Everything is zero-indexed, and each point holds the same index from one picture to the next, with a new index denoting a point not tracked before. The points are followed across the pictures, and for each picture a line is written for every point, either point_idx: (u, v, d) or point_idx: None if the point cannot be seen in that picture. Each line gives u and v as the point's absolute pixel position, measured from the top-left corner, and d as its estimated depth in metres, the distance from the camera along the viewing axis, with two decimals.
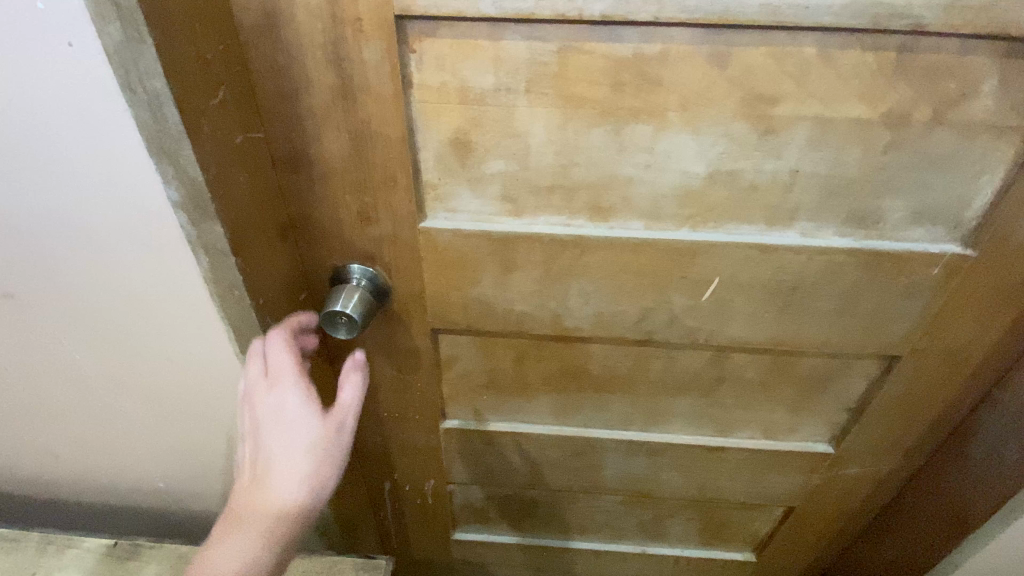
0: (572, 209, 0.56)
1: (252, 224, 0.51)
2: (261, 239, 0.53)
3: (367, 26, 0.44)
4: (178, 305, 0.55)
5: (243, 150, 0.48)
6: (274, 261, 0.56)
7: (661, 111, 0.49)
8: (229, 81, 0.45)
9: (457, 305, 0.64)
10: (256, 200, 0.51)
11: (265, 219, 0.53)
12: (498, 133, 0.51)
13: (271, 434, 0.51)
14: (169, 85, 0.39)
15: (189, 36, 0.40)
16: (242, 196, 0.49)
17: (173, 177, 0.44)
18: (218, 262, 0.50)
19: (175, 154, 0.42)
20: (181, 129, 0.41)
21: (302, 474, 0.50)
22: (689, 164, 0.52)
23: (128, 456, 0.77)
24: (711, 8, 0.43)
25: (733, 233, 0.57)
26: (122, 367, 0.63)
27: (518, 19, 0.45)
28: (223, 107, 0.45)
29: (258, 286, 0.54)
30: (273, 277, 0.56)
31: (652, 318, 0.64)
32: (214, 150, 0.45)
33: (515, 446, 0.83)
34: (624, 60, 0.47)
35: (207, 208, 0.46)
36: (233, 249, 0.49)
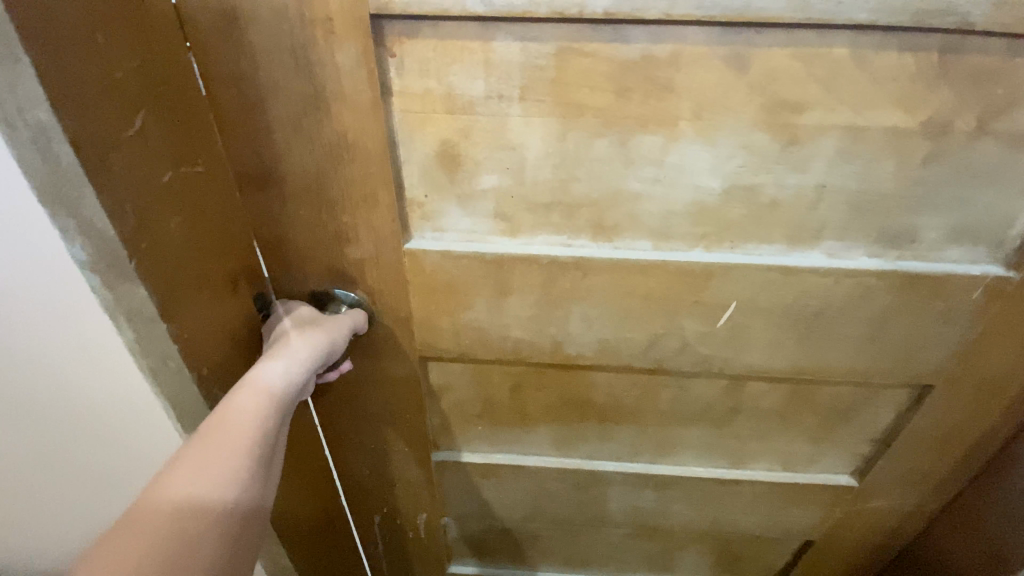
0: (573, 227, 0.51)
1: (191, 279, 0.45)
2: (203, 291, 0.47)
3: (339, 26, 0.39)
4: (89, 356, 0.47)
5: (173, 188, 0.42)
6: (223, 313, 0.50)
7: (672, 120, 0.44)
8: (149, 105, 0.38)
9: (448, 332, 0.58)
10: (196, 244, 0.45)
11: (211, 267, 0.47)
12: (491, 144, 0.46)
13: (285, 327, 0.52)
14: (58, 117, 0.32)
15: (91, 52, 0.34)
16: (172, 245, 0.42)
17: (76, 233, 0.37)
18: (146, 330, 0.43)
19: (73, 202, 0.35)
20: (79, 171, 0.34)
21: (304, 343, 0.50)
22: (702, 178, 0.47)
23: (52, 512, 0.68)
24: (729, 4, 0.38)
25: (752, 253, 0.51)
26: (45, 423, 0.54)
27: (510, 18, 0.40)
28: (142, 138, 0.38)
29: (199, 349, 0.47)
30: (222, 328, 0.50)
31: (662, 344, 0.58)
32: (130, 191, 0.38)
33: (513, 478, 0.77)
34: (631, 63, 0.41)
35: (124, 269, 0.39)
36: (163, 314, 0.43)
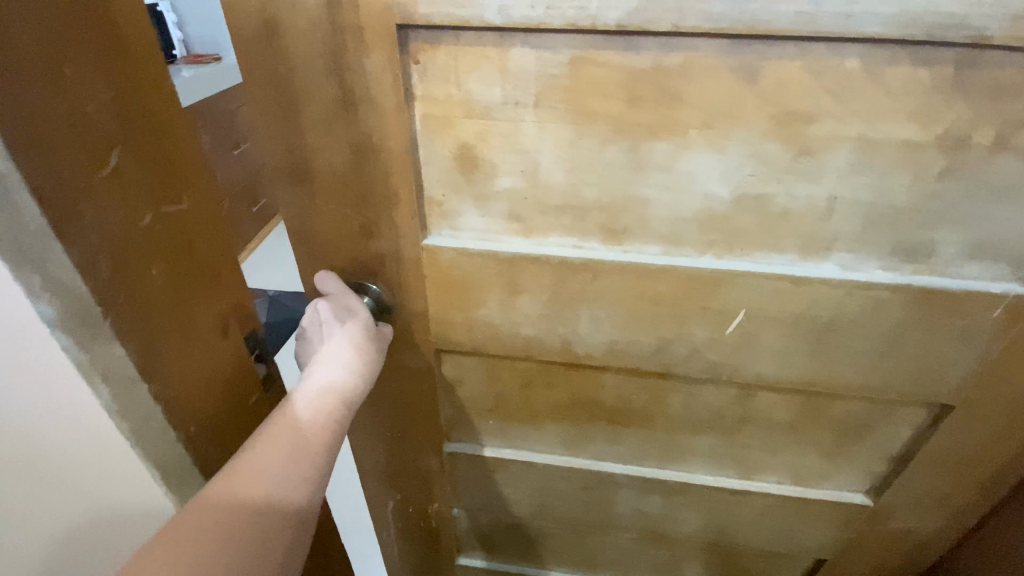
0: (584, 230, 0.52)
1: (177, 325, 0.45)
2: (190, 340, 0.47)
3: (367, 35, 0.42)
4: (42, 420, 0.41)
5: (156, 230, 0.42)
6: (215, 359, 0.50)
7: (682, 128, 0.45)
8: (127, 143, 0.38)
9: (461, 326, 0.61)
10: (184, 293, 0.45)
11: (200, 311, 0.47)
12: (506, 147, 0.48)
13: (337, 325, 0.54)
14: (16, 165, 0.32)
15: (54, 89, 0.33)
16: (156, 291, 0.42)
17: (43, 291, 0.37)
18: (124, 390, 0.43)
19: (37, 257, 0.35)
20: (42, 222, 0.34)
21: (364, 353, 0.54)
22: (711, 185, 0.48)
23: None
24: (739, 17, 0.39)
25: (762, 262, 0.52)
26: None
27: (526, 29, 0.42)
28: (118, 178, 0.38)
29: (184, 403, 0.48)
30: (211, 377, 0.50)
31: (670, 349, 0.59)
32: (104, 231, 0.38)
33: (521, 474, 0.79)
34: (642, 72, 0.43)
35: (94, 324, 0.39)
36: (141, 374, 0.43)
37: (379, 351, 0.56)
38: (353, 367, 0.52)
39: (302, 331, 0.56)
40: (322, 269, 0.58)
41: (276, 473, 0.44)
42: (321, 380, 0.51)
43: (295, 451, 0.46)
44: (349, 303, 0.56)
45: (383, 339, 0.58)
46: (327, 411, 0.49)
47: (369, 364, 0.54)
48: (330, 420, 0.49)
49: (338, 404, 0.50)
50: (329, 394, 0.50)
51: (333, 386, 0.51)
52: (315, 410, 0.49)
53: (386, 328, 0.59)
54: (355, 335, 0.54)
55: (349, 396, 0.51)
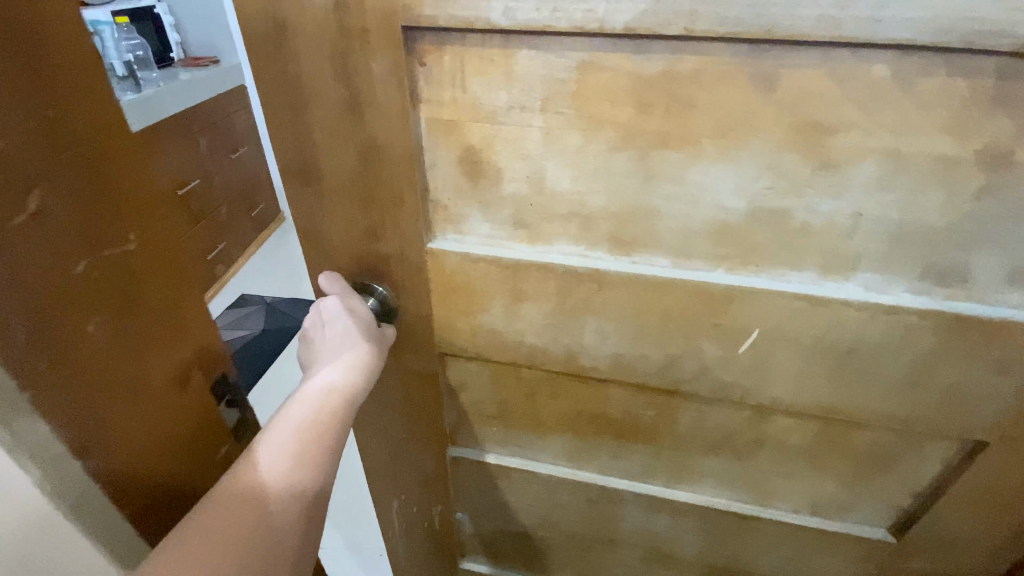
0: (591, 239, 0.51)
1: (125, 387, 0.37)
2: (144, 402, 0.39)
3: (374, 37, 0.42)
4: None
5: (95, 280, 0.34)
6: (172, 425, 0.42)
7: (693, 137, 0.43)
8: (58, 181, 0.31)
9: (465, 331, 0.60)
10: (134, 349, 0.37)
11: (154, 371, 0.39)
12: (512, 152, 0.47)
13: (340, 326, 0.54)
14: None
15: None
16: (99, 352, 0.35)
17: None
18: (54, 472, 0.35)
19: None
20: None
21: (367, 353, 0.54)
22: (725, 197, 0.46)
23: None
24: (755, 22, 0.37)
25: (779, 279, 0.49)
26: None
27: (533, 33, 0.41)
28: (43, 223, 0.31)
29: (137, 476, 0.40)
30: (172, 441, 0.42)
31: (679, 365, 0.57)
32: (20, 290, 0.30)
33: (525, 483, 0.77)
34: (653, 78, 0.41)
35: (9, 396, 0.31)
36: (75, 450, 0.35)
37: (382, 352, 0.56)
38: (356, 367, 0.52)
39: (305, 333, 0.55)
40: (326, 271, 0.58)
41: (281, 473, 0.43)
42: (324, 380, 0.51)
43: (299, 451, 0.45)
44: (352, 303, 0.56)
45: (386, 340, 0.58)
46: (331, 411, 0.49)
47: (372, 364, 0.54)
48: (336, 416, 0.49)
49: (342, 404, 0.50)
50: (333, 394, 0.50)
51: (336, 386, 0.51)
52: (320, 410, 0.48)
53: (390, 331, 0.59)
54: (358, 335, 0.54)
55: (353, 396, 0.51)
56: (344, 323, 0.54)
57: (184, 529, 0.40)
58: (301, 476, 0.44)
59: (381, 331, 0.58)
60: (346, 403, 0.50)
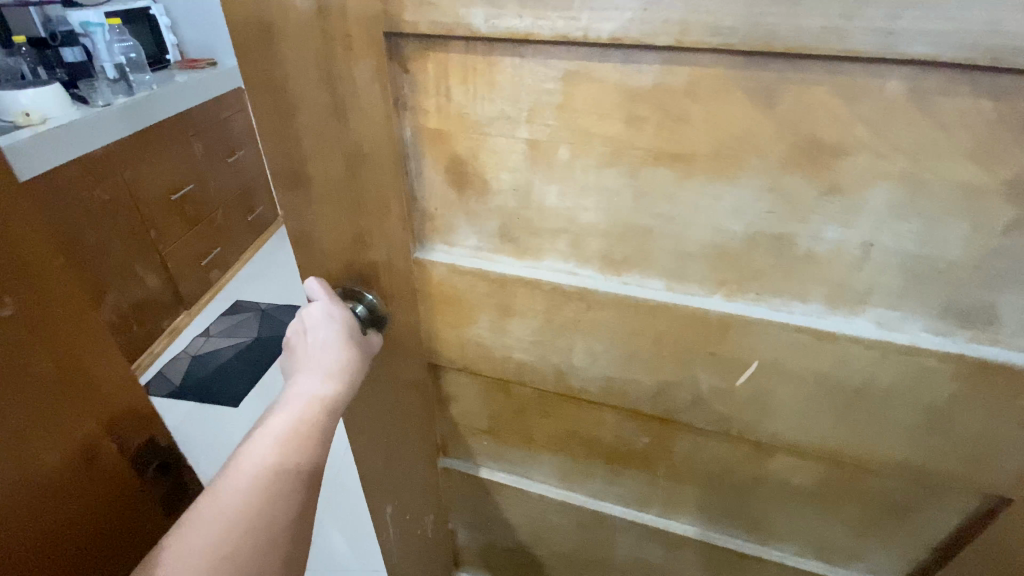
0: (580, 256, 0.48)
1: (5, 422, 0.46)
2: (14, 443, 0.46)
3: (357, 42, 0.41)
4: None
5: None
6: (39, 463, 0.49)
7: (686, 154, 0.40)
8: None
9: (453, 342, 0.59)
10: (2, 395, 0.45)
11: (16, 414, 0.47)
12: (498, 163, 0.45)
13: (320, 333, 0.53)
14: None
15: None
16: None
17: None
18: None
19: None
20: None
21: (347, 359, 0.53)
22: (722, 219, 0.42)
23: None
24: (752, 32, 0.34)
25: (781, 310, 0.45)
26: None
27: (517, 41, 0.39)
28: None
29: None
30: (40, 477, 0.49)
31: (673, 394, 0.53)
32: None
33: (516, 501, 0.75)
34: (642, 90, 0.39)
35: None
36: None
37: (364, 356, 0.55)
38: (334, 375, 0.51)
39: (288, 341, 0.55)
40: (312, 277, 0.58)
41: (258, 488, 0.44)
42: (303, 391, 0.50)
43: (277, 465, 0.45)
44: (333, 310, 0.55)
45: (370, 344, 0.57)
46: (310, 422, 0.49)
47: (352, 371, 0.53)
48: (316, 426, 0.49)
49: (321, 414, 0.50)
50: (311, 405, 0.50)
51: (314, 396, 0.50)
52: (298, 421, 0.48)
53: (377, 338, 0.58)
54: (338, 342, 0.53)
55: (332, 404, 0.51)
56: (324, 331, 0.54)
57: (169, 550, 0.41)
58: (279, 490, 0.44)
59: (365, 338, 0.57)
60: (326, 412, 0.50)
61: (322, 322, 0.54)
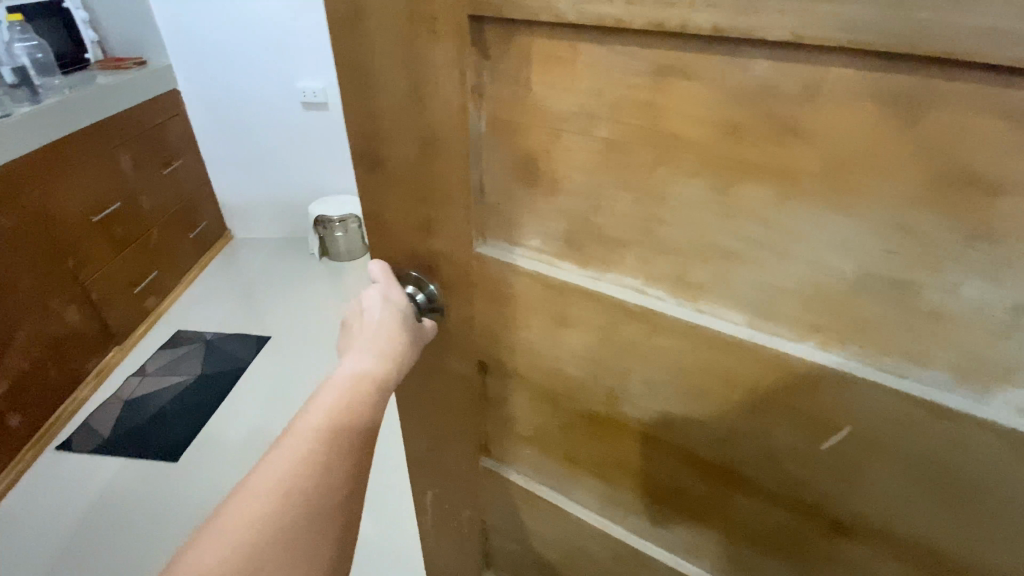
0: (649, 275, 0.44)
1: None
2: None
3: (441, 26, 0.40)
4: None
5: None
6: None
7: (790, 172, 0.34)
8: None
9: (505, 343, 0.56)
10: None
11: None
12: (571, 162, 0.42)
13: (378, 313, 0.54)
14: None
15: None
16: None
17: None
18: None
19: None
20: None
21: (400, 340, 0.53)
22: (826, 253, 0.36)
23: None
24: (895, 28, 0.27)
25: (889, 372, 0.37)
26: None
27: (605, 29, 0.35)
28: None
29: None
30: None
31: (738, 443, 0.47)
32: None
33: (554, 517, 0.72)
34: (744, 94, 0.33)
35: None
36: None
37: (417, 340, 0.55)
38: (388, 354, 0.51)
39: (346, 318, 0.55)
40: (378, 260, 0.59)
41: (310, 457, 0.44)
42: (358, 366, 0.50)
43: (329, 434, 0.45)
44: (392, 293, 0.56)
45: (422, 329, 0.57)
46: (363, 396, 0.48)
47: (403, 352, 0.53)
48: (369, 407, 0.48)
49: (374, 389, 0.49)
50: (364, 379, 0.49)
51: (368, 372, 0.50)
52: (352, 394, 0.48)
53: (429, 328, 0.58)
54: (394, 324, 0.53)
55: (384, 380, 0.50)
56: (381, 312, 0.54)
57: (223, 513, 0.42)
58: (331, 460, 0.44)
59: (418, 324, 0.57)
60: (378, 387, 0.50)
61: (380, 303, 0.54)
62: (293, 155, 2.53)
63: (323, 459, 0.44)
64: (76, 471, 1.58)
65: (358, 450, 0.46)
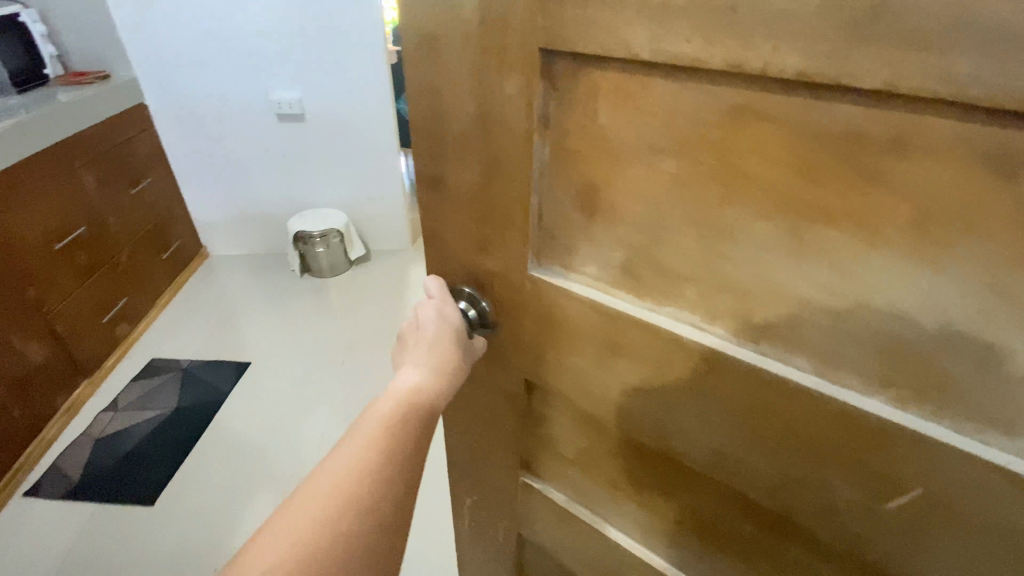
0: (709, 312, 0.43)
1: None
2: None
3: (511, 57, 0.41)
4: None
5: None
6: None
7: (873, 221, 0.32)
8: None
9: (554, 366, 0.56)
10: None
11: None
12: (634, 195, 0.42)
13: (433, 329, 0.55)
14: None
15: None
16: None
17: None
18: None
19: None
20: None
21: (453, 357, 0.54)
22: (907, 308, 0.33)
23: None
24: (1004, 82, 0.25)
25: (972, 437, 0.35)
26: None
27: (679, 68, 0.35)
28: None
29: None
30: None
31: (794, 491, 0.45)
32: None
33: (592, 540, 0.71)
34: (825, 139, 0.32)
35: None
36: None
37: (467, 358, 0.57)
38: (441, 370, 0.53)
39: (402, 331, 0.57)
40: (434, 275, 0.61)
41: (365, 465, 0.45)
42: (412, 380, 0.51)
43: (383, 443, 0.46)
44: (447, 309, 0.57)
45: (473, 347, 0.58)
46: (416, 409, 0.50)
47: (455, 369, 0.54)
48: (410, 437, 0.48)
49: (426, 403, 0.51)
50: (418, 393, 0.51)
51: (422, 386, 0.51)
52: (406, 407, 0.49)
53: (479, 346, 0.59)
54: (448, 341, 0.55)
55: (436, 395, 0.52)
56: (437, 328, 0.55)
57: (263, 535, 0.42)
58: (384, 469, 0.45)
59: (471, 341, 0.58)
60: (430, 401, 0.51)
61: (436, 319, 0.56)
62: (303, 159, 2.49)
63: (377, 467, 0.45)
64: (53, 525, 1.51)
65: (410, 461, 0.47)
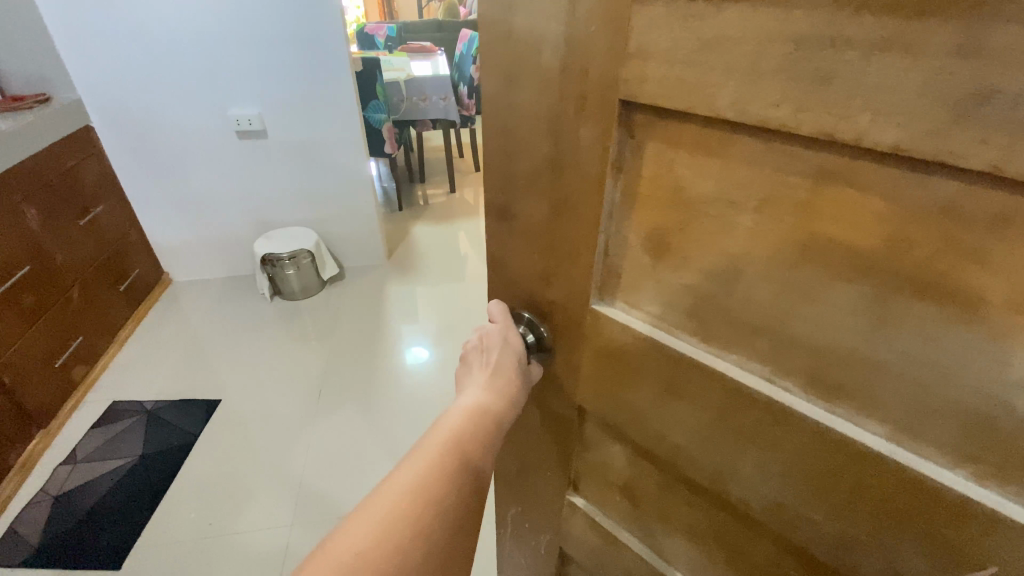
0: (779, 365, 0.42)
1: None
2: None
3: (589, 106, 0.42)
4: None
5: None
6: None
7: (965, 297, 0.31)
8: None
9: (609, 398, 0.57)
10: None
11: None
12: (706, 245, 0.42)
13: (496, 353, 0.58)
14: None
15: None
16: None
17: None
18: None
19: None
20: None
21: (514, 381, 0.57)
22: (998, 389, 0.32)
23: None
24: None
25: None
26: None
27: (764, 129, 0.34)
28: None
29: None
30: None
31: (858, 553, 0.43)
32: None
33: (636, 566, 0.71)
34: (919, 211, 0.31)
35: None
36: None
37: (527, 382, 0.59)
38: (503, 393, 0.55)
39: (465, 354, 0.59)
40: (496, 300, 0.63)
41: (433, 478, 0.47)
42: (475, 401, 0.54)
43: (449, 459, 0.49)
44: (511, 334, 0.59)
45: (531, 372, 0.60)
46: (479, 429, 0.52)
47: (516, 392, 0.56)
48: (469, 462, 0.50)
49: (489, 424, 0.53)
50: (481, 413, 0.53)
51: (484, 407, 0.53)
52: (470, 426, 0.52)
53: (535, 372, 0.61)
54: (511, 366, 0.57)
55: (498, 417, 0.54)
56: (501, 352, 0.58)
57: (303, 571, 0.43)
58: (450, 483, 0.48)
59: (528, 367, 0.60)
60: (491, 422, 0.53)
61: (500, 343, 0.58)
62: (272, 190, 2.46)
63: (443, 481, 0.48)
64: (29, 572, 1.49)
65: (472, 478, 0.50)
